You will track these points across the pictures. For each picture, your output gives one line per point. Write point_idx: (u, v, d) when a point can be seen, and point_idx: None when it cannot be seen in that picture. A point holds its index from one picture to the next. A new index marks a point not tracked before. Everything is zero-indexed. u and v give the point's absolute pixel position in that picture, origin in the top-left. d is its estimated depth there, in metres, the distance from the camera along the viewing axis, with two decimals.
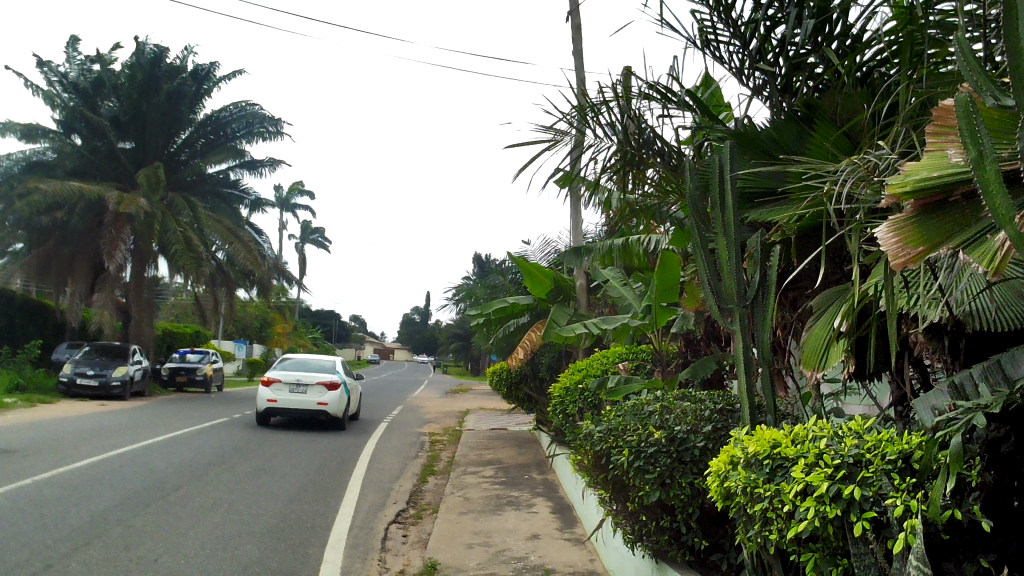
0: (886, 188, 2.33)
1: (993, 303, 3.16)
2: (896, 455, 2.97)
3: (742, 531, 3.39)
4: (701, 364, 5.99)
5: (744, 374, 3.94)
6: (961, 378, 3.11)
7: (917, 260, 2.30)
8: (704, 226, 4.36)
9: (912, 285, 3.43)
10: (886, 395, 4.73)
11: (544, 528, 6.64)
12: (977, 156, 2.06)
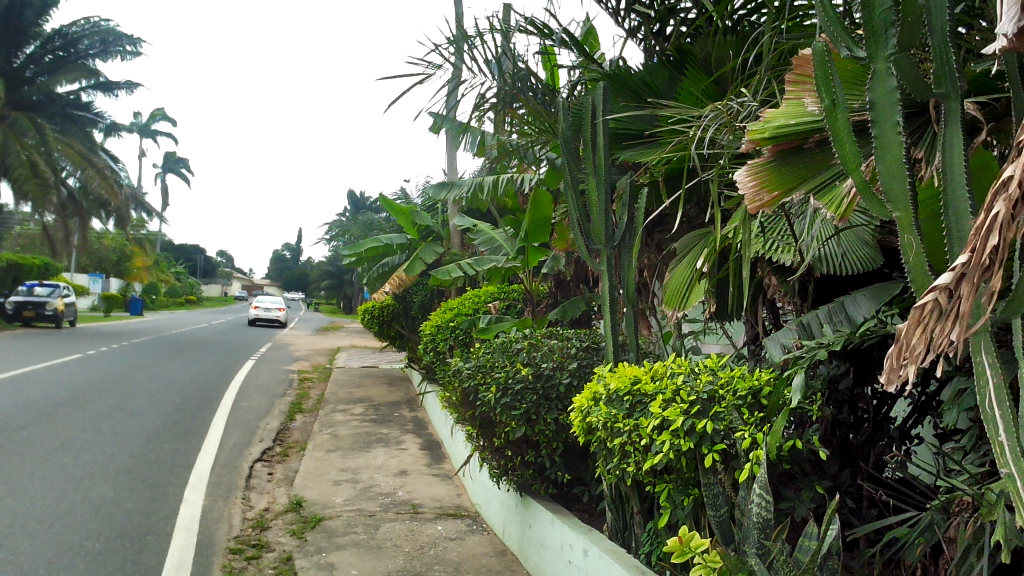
0: (746, 133, 2.38)
1: (840, 249, 3.34)
2: (746, 390, 3.15)
3: (602, 464, 3.52)
4: (570, 305, 6.14)
5: (610, 313, 4.05)
6: (809, 318, 3.30)
7: (772, 204, 2.38)
8: (575, 166, 4.39)
9: (768, 230, 3.59)
10: (741, 334, 4.99)
11: (413, 464, 6.69)
12: (830, 105, 2.12)
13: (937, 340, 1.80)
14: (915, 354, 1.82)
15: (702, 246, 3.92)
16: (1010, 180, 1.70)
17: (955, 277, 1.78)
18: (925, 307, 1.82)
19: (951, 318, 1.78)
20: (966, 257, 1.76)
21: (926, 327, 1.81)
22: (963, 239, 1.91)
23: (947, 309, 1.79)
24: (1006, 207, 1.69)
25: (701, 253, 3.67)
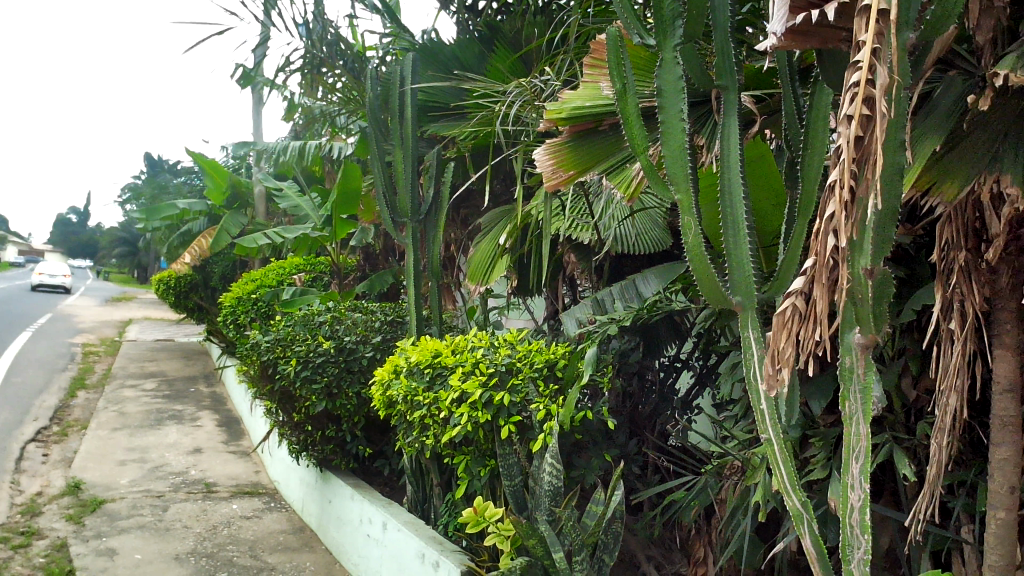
0: (545, 113, 2.43)
1: (634, 229, 3.49)
2: (542, 363, 3.26)
3: (402, 437, 3.53)
4: (378, 278, 6.07)
5: (414, 287, 4.04)
6: (603, 294, 3.43)
7: (568, 183, 2.46)
8: (382, 137, 4.32)
9: (568, 209, 3.70)
10: (542, 310, 5.15)
11: (208, 441, 6.39)
12: (621, 89, 2.18)
13: (805, 343, 1.91)
14: (785, 360, 1.92)
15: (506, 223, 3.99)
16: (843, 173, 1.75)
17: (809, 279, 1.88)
18: (785, 313, 1.93)
19: (812, 319, 1.89)
20: (814, 258, 1.85)
21: (791, 332, 1.91)
22: (737, 223, 2.05)
23: (805, 310, 1.90)
24: (842, 202, 1.77)
25: (503, 229, 3.73)
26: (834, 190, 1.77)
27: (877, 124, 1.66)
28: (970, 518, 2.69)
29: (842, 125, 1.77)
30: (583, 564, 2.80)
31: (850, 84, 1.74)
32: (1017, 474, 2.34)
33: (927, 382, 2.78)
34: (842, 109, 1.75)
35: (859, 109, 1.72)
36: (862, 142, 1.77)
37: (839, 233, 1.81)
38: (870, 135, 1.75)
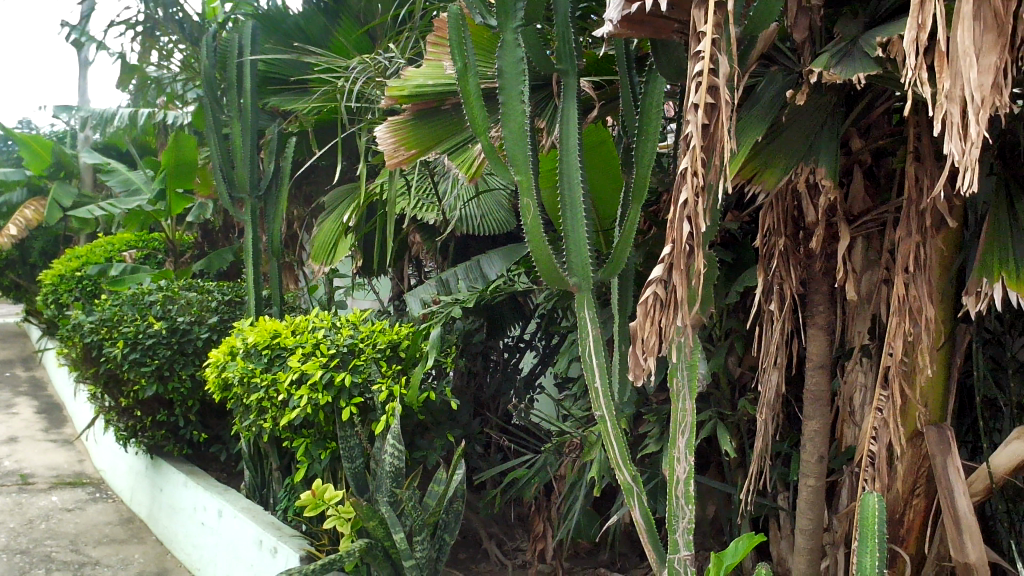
0: (386, 90, 2.38)
1: (480, 210, 3.47)
2: (386, 343, 3.22)
3: (239, 421, 3.42)
4: (216, 256, 5.82)
5: (253, 265, 3.89)
6: (448, 274, 3.42)
7: (410, 161, 2.45)
8: (219, 108, 4.11)
9: (414, 188, 3.66)
10: (388, 290, 5.12)
11: (25, 430, 5.94)
12: (462, 69, 2.13)
13: (669, 332, 1.87)
14: (651, 350, 1.87)
15: (351, 201, 3.90)
16: (693, 160, 1.73)
17: (668, 266, 1.83)
18: (648, 302, 1.87)
19: (672, 306, 1.84)
20: (672, 244, 1.81)
21: (653, 320, 1.87)
22: (574, 206, 2.09)
23: (665, 298, 1.85)
24: (695, 188, 1.75)
25: (347, 208, 3.66)
26: (686, 177, 1.75)
27: (722, 113, 1.71)
28: (783, 487, 2.91)
29: (689, 113, 1.74)
30: (423, 544, 2.81)
31: (695, 73, 1.72)
32: (824, 445, 2.53)
33: (749, 361, 2.98)
34: (689, 98, 1.73)
35: (705, 96, 1.71)
36: (709, 130, 1.81)
37: (693, 219, 1.78)
38: (716, 122, 1.78)
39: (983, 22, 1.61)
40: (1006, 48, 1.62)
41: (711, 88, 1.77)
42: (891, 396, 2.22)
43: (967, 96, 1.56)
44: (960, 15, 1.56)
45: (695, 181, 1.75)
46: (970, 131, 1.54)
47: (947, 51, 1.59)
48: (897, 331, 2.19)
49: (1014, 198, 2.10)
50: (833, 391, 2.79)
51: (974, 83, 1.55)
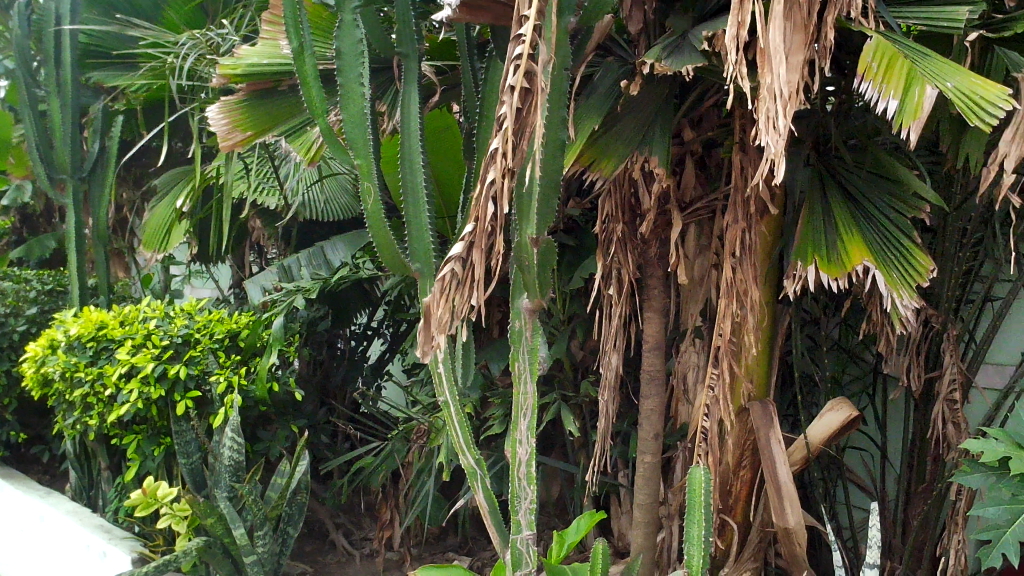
0: (217, 68, 2.25)
1: (323, 196, 3.41)
2: (224, 333, 3.10)
3: (62, 419, 3.20)
4: (36, 242, 5.40)
5: (77, 253, 3.64)
6: (289, 261, 3.32)
7: (245, 144, 2.39)
8: (34, 82, 3.80)
9: (253, 171, 3.54)
10: (228, 277, 4.94)
11: None
12: (297, 49, 2.06)
13: (459, 308, 1.89)
14: (444, 328, 1.88)
15: (184, 184, 3.72)
16: (504, 141, 1.75)
17: (467, 244, 1.85)
18: (444, 279, 1.85)
19: (467, 285, 1.88)
20: (472, 223, 1.82)
21: (447, 297, 1.86)
22: (415, 191, 2.08)
23: (462, 277, 1.87)
24: (503, 170, 1.78)
25: (181, 192, 3.48)
26: (497, 158, 1.77)
27: (538, 98, 1.77)
28: (623, 464, 3.03)
29: (505, 95, 1.76)
30: (265, 539, 2.71)
31: (515, 56, 1.75)
32: (660, 422, 2.64)
33: (591, 344, 3.07)
34: (508, 80, 1.75)
35: (522, 81, 1.74)
36: (521, 114, 1.85)
37: (497, 199, 1.80)
38: (528, 107, 1.84)
39: (791, 23, 1.72)
40: (811, 48, 1.74)
41: (527, 72, 1.82)
42: (721, 373, 2.34)
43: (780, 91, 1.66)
44: (773, 15, 1.65)
45: (503, 163, 1.78)
46: (778, 124, 1.66)
47: (762, 49, 1.69)
48: (725, 311, 2.31)
49: (826, 187, 2.26)
50: (667, 371, 2.92)
51: (785, 79, 1.66)
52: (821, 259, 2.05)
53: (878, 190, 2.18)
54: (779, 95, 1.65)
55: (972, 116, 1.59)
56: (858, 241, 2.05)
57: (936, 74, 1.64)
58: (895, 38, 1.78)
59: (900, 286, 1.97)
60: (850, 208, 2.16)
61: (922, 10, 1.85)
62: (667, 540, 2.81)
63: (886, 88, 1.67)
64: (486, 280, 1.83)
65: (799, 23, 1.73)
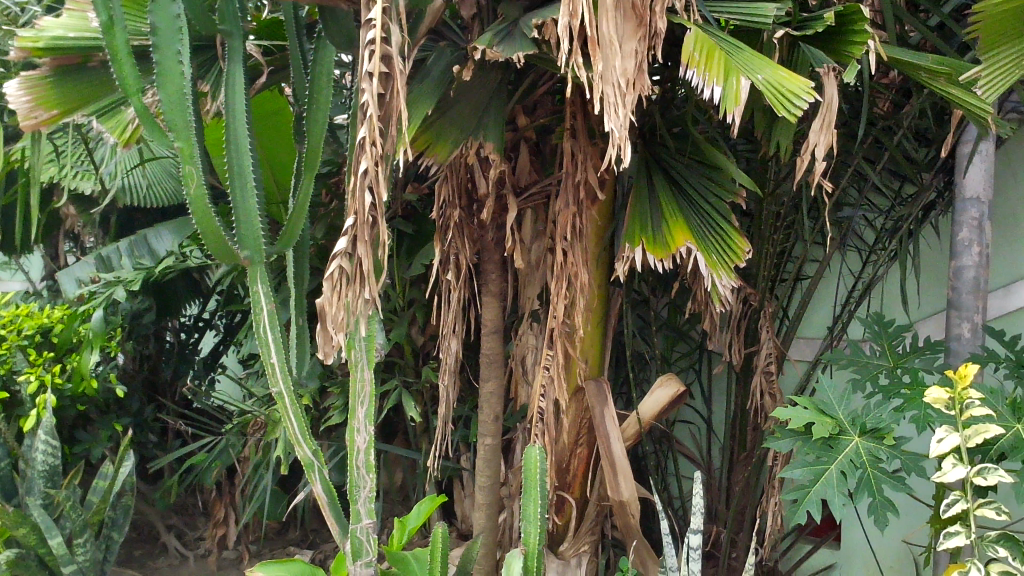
0: (16, 42, 2.04)
1: (145, 181, 3.24)
2: (33, 330, 2.89)
3: None
4: None
5: None
6: (108, 251, 3.07)
7: (51, 123, 2.20)
8: None
9: (63, 153, 3.29)
10: (36, 268, 4.58)
11: None
12: (106, 22, 1.90)
13: (354, 305, 1.81)
14: (339, 326, 1.80)
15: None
16: (371, 128, 1.69)
17: (351, 239, 1.78)
18: (333, 277, 1.78)
19: (358, 279, 1.80)
20: (353, 216, 1.76)
21: (339, 295, 1.79)
22: (243, 174, 1.99)
23: (350, 272, 1.80)
24: (375, 157, 1.71)
25: None
26: (366, 147, 1.70)
27: (398, 82, 1.72)
28: (465, 447, 3.06)
29: (365, 82, 1.70)
30: (85, 547, 2.54)
31: (368, 41, 1.66)
32: (499, 405, 2.68)
33: (431, 330, 3.08)
34: (363, 67, 1.67)
35: (378, 65, 1.67)
36: (385, 99, 1.80)
37: (375, 189, 1.74)
38: (392, 91, 1.79)
39: (623, 12, 1.78)
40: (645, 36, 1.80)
41: (384, 56, 1.77)
42: (556, 354, 2.40)
43: (613, 78, 1.71)
44: (603, 6, 1.70)
45: (375, 152, 1.71)
46: (619, 109, 1.72)
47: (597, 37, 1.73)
48: (557, 294, 2.37)
49: (653, 174, 2.35)
50: (506, 354, 2.97)
51: (618, 67, 1.74)
52: (647, 242, 2.13)
53: (699, 176, 2.29)
54: (617, 83, 1.71)
55: (779, 107, 1.69)
56: (680, 225, 2.15)
57: (750, 68, 1.74)
58: (712, 32, 1.87)
59: (719, 268, 2.09)
60: (673, 194, 2.26)
61: (738, 8, 1.95)
62: (508, 519, 2.88)
63: (708, 76, 1.73)
64: (374, 272, 1.75)
65: (631, 11, 1.79)
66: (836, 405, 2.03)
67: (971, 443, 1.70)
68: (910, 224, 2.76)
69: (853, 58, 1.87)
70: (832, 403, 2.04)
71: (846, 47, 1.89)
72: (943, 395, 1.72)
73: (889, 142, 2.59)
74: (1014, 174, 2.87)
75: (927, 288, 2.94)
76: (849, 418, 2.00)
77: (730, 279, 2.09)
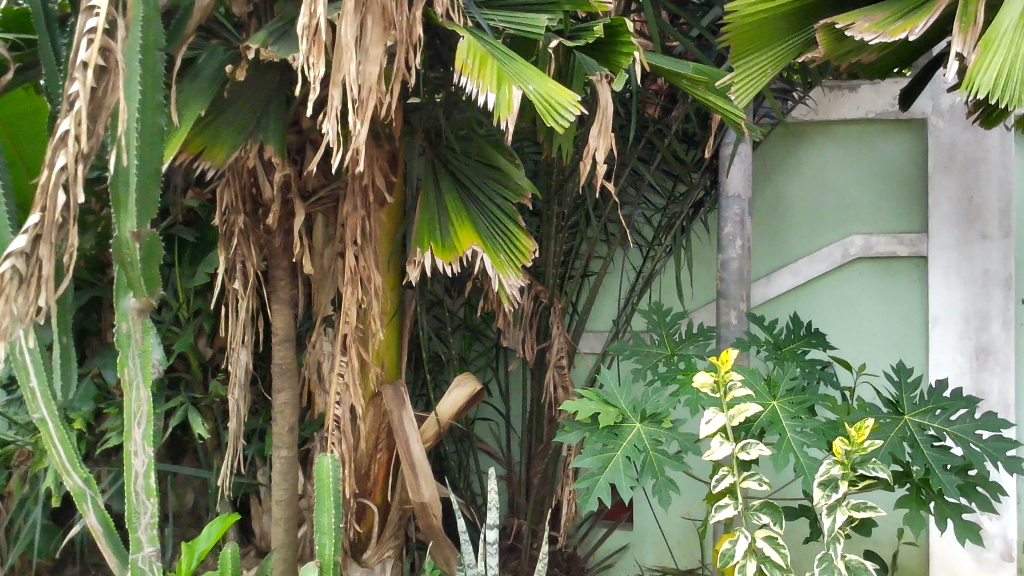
0: None
1: None
2: None
3: None
4: None
5: None
6: None
7: None
8: None
9: None
10: None
11: None
12: None
13: (25, 310, 1.66)
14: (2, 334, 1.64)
15: None
16: (75, 120, 1.56)
17: (33, 238, 1.62)
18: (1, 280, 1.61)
19: (32, 282, 1.65)
20: (39, 215, 1.62)
21: (7, 299, 1.63)
22: None
23: (26, 275, 1.64)
24: (76, 155, 1.58)
25: None
26: (68, 143, 1.57)
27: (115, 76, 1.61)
28: (261, 462, 2.95)
29: (76, 71, 1.57)
30: None
31: (88, 29, 1.57)
32: (293, 415, 2.59)
33: (219, 342, 2.93)
34: (78, 55, 1.56)
35: (95, 55, 1.57)
36: (98, 93, 1.68)
37: (71, 188, 1.60)
38: (104, 87, 1.68)
39: (373, 16, 1.76)
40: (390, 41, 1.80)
41: (104, 48, 1.65)
42: (351, 360, 2.34)
43: (345, 80, 1.70)
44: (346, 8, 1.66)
45: (76, 147, 1.59)
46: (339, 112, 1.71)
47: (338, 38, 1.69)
48: (349, 299, 2.30)
49: (438, 175, 2.36)
50: (299, 363, 2.88)
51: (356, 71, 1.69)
52: (434, 244, 2.15)
53: (484, 178, 2.34)
54: (349, 85, 1.69)
55: (549, 116, 1.76)
56: (467, 228, 2.19)
57: (521, 77, 1.80)
58: (483, 37, 1.93)
59: (507, 267, 2.15)
60: (460, 196, 2.29)
61: (511, 16, 2.02)
62: (308, 533, 2.80)
63: (483, 83, 1.73)
64: (51, 277, 1.61)
65: (379, 15, 1.78)
66: (618, 395, 2.15)
67: (735, 421, 1.85)
68: (681, 220, 2.96)
69: (622, 68, 1.98)
70: (614, 393, 2.16)
71: (615, 56, 2.00)
72: (710, 379, 1.86)
73: (660, 143, 2.77)
74: (770, 174, 3.17)
75: (699, 280, 3.17)
76: (630, 406, 2.12)
77: (517, 277, 2.16)
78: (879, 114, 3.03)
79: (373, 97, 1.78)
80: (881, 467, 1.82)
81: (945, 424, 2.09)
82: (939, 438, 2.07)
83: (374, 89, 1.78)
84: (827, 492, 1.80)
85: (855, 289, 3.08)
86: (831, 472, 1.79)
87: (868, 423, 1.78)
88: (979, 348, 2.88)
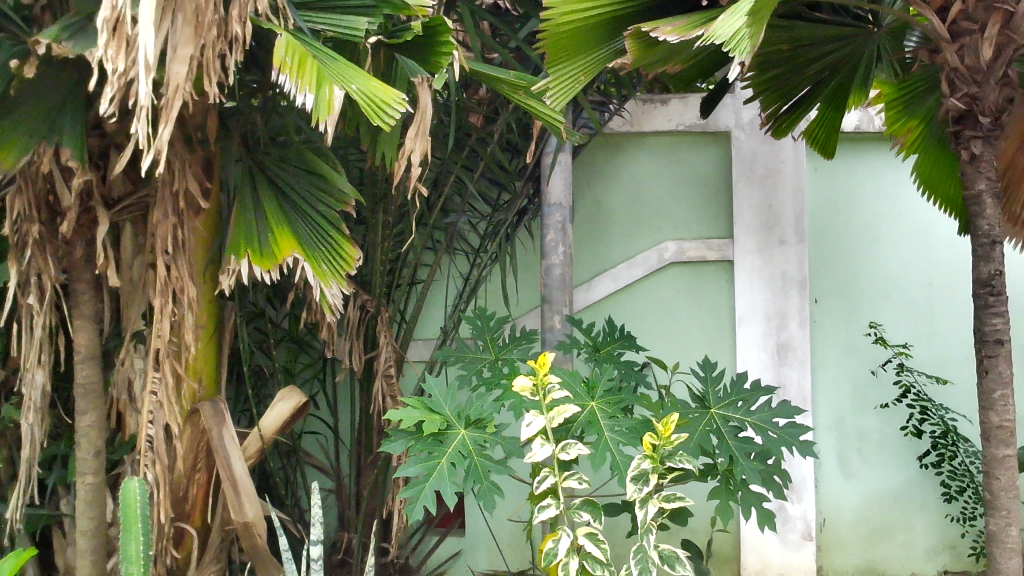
0: None
1: None
2: None
3: None
4: None
5: None
6: None
7: None
8: None
9: None
10: None
11: None
12: None
13: None
14: None
15: None
16: None
17: None
18: None
19: None
20: None
21: None
22: None
23: None
24: None
25: None
26: None
27: None
28: (64, 490, 2.73)
29: None
30: None
31: None
32: (99, 438, 2.41)
33: (13, 362, 2.69)
34: None
35: None
36: None
37: None
38: None
39: (183, 13, 1.66)
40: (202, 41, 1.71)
41: None
42: (164, 377, 2.21)
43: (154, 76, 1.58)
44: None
45: None
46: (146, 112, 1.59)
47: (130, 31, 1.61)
48: (161, 313, 2.16)
49: (257, 181, 2.26)
50: (106, 382, 2.68)
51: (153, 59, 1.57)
52: (253, 251, 2.07)
53: (304, 184, 2.28)
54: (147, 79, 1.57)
55: (374, 115, 1.75)
56: (287, 235, 2.13)
57: (344, 77, 1.77)
58: (305, 39, 1.87)
59: (329, 277, 2.11)
60: (278, 202, 2.22)
61: (331, 20, 1.98)
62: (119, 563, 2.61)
63: (302, 83, 1.69)
64: None
65: (192, 14, 1.68)
66: (443, 402, 2.15)
67: (554, 423, 1.90)
68: (506, 228, 3.01)
69: (442, 68, 1.98)
70: (439, 400, 2.16)
71: (434, 56, 1.99)
72: (528, 383, 1.91)
73: (483, 151, 2.80)
74: (589, 181, 3.27)
75: (523, 286, 3.24)
76: (455, 413, 2.13)
77: (339, 287, 2.12)
78: (687, 127, 3.21)
79: (179, 97, 1.67)
80: (687, 458, 1.93)
81: (746, 415, 2.24)
82: (742, 429, 2.22)
83: (180, 91, 1.67)
84: (639, 486, 1.88)
85: (670, 292, 3.24)
86: (641, 466, 1.87)
87: (672, 416, 1.89)
88: (780, 344, 3.13)
